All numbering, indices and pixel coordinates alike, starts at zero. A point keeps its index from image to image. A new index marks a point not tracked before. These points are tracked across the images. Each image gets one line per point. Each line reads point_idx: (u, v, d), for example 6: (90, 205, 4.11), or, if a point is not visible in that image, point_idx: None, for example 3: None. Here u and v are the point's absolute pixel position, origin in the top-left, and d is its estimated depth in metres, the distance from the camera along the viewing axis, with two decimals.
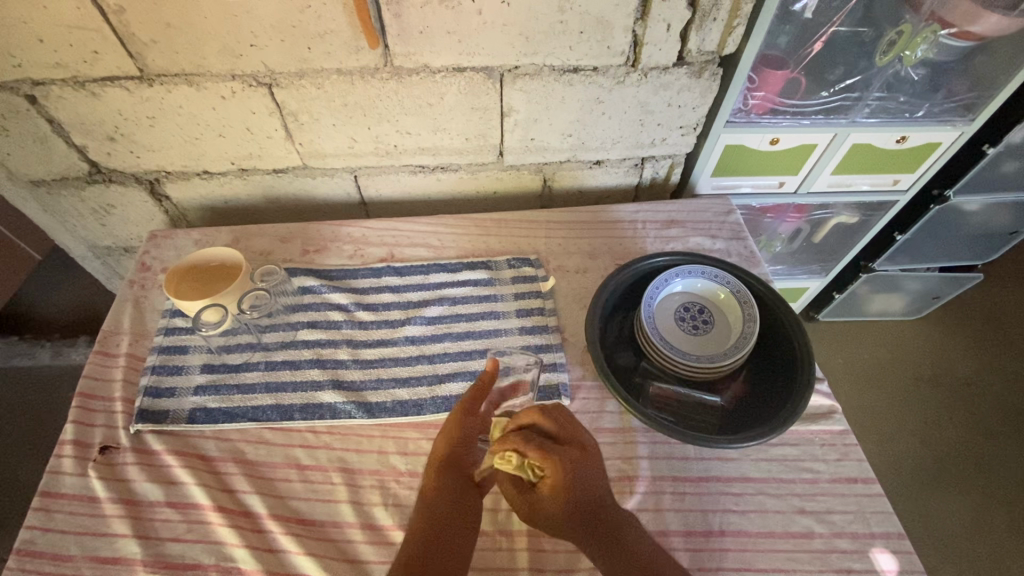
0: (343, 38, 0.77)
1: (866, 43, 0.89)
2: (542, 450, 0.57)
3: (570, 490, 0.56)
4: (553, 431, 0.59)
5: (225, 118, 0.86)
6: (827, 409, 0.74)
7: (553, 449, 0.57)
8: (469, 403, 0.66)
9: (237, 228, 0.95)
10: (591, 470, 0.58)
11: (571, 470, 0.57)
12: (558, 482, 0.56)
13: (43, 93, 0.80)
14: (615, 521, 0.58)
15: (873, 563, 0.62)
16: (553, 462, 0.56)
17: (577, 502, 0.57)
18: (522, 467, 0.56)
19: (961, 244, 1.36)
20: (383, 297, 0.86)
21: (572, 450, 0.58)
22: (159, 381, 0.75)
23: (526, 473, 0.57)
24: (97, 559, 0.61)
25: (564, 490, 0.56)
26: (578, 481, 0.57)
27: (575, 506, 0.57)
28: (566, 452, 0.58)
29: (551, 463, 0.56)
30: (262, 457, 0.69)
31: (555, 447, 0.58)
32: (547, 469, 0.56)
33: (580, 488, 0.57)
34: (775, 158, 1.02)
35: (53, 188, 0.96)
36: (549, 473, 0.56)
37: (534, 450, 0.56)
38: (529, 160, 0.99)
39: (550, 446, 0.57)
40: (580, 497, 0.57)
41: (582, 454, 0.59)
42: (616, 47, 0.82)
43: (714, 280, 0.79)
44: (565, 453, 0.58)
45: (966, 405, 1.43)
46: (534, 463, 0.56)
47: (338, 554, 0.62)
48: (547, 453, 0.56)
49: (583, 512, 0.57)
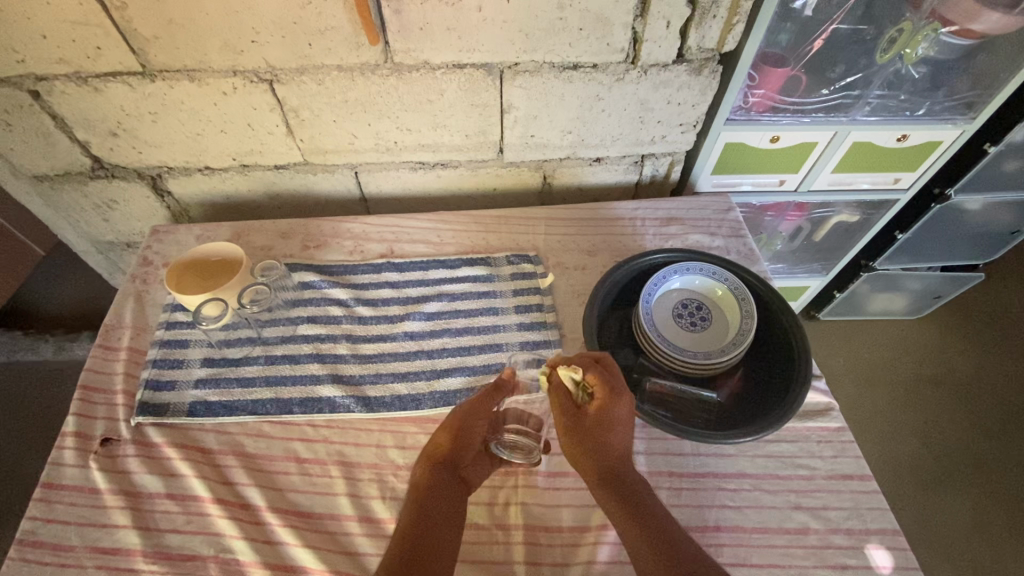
0: (344, 34, 0.77)
1: (868, 40, 0.88)
2: (600, 375, 0.61)
3: (610, 421, 0.61)
4: (612, 366, 0.64)
5: (226, 115, 0.86)
6: (825, 406, 0.74)
7: (612, 381, 0.62)
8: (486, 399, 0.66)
9: (238, 224, 0.96)
10: (632, 417, 0.62)
11: (621, 403, 0.61)
12: (603, 410, 0.61)
13: (47, 88, 0.81)
14: (633, 475, 0.61)
15: (868, 560, 0.62)
16: (606, 389, 0.61)
17: (610, 437, 0.61)
18: (579, 384, 0.62)
19: (964, 243, 1.35)
20: (382, 292, 0.86)
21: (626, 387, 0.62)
22: (160, 374, 0.75)
23: (580, 391, 0.62)
24: (98, 549, 0.61)
25: (603, 420, 0.61)
26: (618, 420, 0.61)
27: (605, 444, 0.60)
28: (621, 389, 0.62)
29: (605, 386, 0.61)
30: (262, 450, 0.70)
31: (613, 378, 0.62)
32: (600, 392, 0.61)
33: (617, 426, 0.61)
34: (775, 156, 1.02)
35: (56, 183, 0.96)
36: (599, 396, 0.61)
37: (594, 373, 0.61)
38: (529, 158, 0.99)
39: (610, 377, 0.62)
40: (613, 434, 0.61)
41: (630, 397, 0.62)
42: (616, 44, 0.82)
43: (712, 277, 0.79)
44: (619, 386, 0.62)
45: (966, 405, 1.43)
46: (589, 382, 0.62)
47: (336, 546, 0.63)
48: (603, 380, 0.61)
49: (609, 454, 0.60)
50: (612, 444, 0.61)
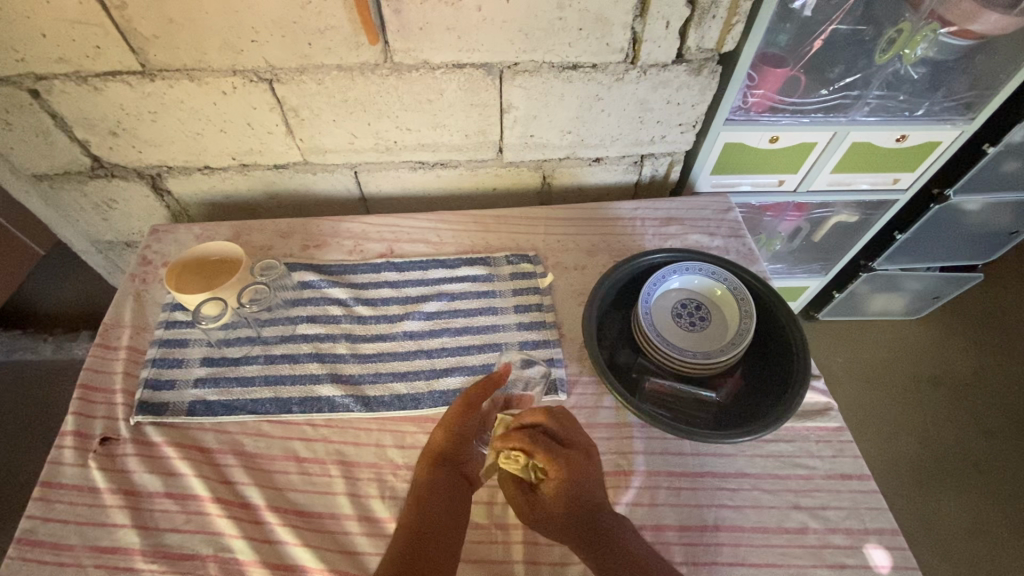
0: (344, 33, 0.77)
1: (867, 41, 0.89)
2: (547, 452, 0.60)
3: (570, 491, 0.59)
4: (562, 432, 0.63)
5: (226, 114, 0.86)
6: (823, 405, 0.75)
7: (559, 450, 0.61)
8: (474, 399, 0.67)
9: (238, 223, 0.96)
10: (596, 476, 0.61)
11: (576, 475, 0.60)
12: (558, 483, 0.59)
13: (47, 87, 0.81)
14: (612, 521, 0.59)
15: (866, 559, 0.62)
16: (558, 463, 0.59)
17: (576, 506, 0.59)
18: (526, 465, 0.60)
19: (963, 243, 1.35)
20: (381, 292, 0.86)
21: (578, 454, 0.61)
22: (159, 374, 0.75)
23: (530, 472, 0.61)
24: (97, 549, 0.61)
25: (563, 492, 0.59)
26: (579, 487, 0.59)
27: (573, 510, 0.59)
28: (572, 456, 0.60)
29: (556, 464, 0.60)
30: (261, 449, 0.70)
31: (561, 449, 0.61)
32: (551, 468, 0.60)
33: (580, 493, 0.59)
34: (775, 157, 1.02)
35: (56, 183, 0.96)
36: (552, 472, 0.60)
37: (540, 451, 0.60)
38: (529, 158, 0.99)
39: (556, 448, 0.61)
40: (578, 504, 0.59)
41: (585, 457, 0.61)
42: (616, 44, 0.82)
43: (712, 277, 0.79)
44: (568, 455, 0.60)
45: (965, 405, 1.43)
46: (538, 463, 0.60)
47: (335, 545, 0.63)
48: (552, 454, 0.60)
49: (581, 519, 0.59)
50: (580, 510, 0.59)
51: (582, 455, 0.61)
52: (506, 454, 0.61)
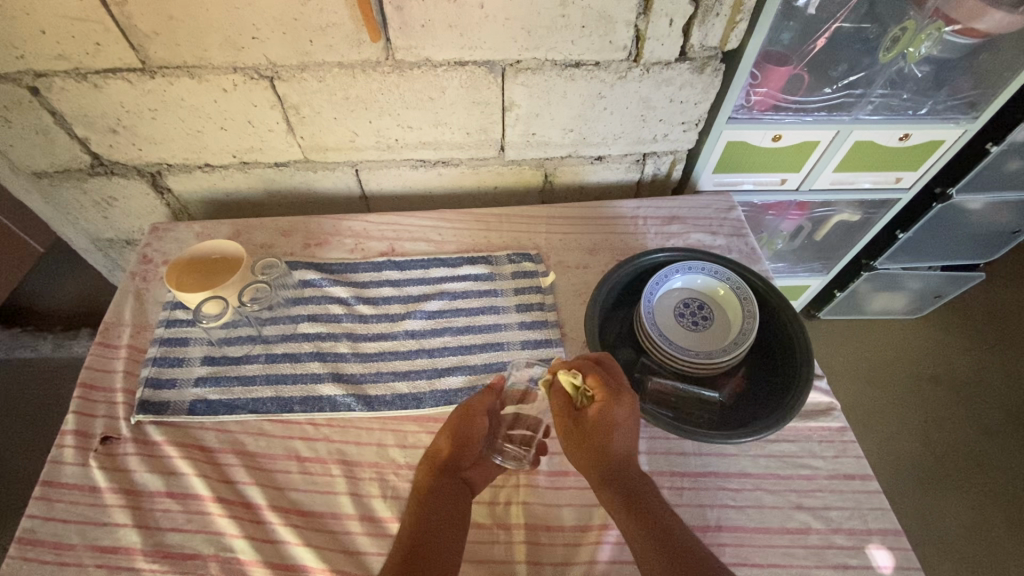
0: (345, 31, 0.77)
1: (871, 39, 0.88)
2: (599, 377, 0.64)
3: (613, 420, 0.62)
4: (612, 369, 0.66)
5: (226, 112, 0.86)
6: (826, 405, 0.74)
7: (613, 380, 0.64)
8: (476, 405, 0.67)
9: (238, 221, 0.95)
10: (635, 416, 0.64)
11: (623, 405, 0.63)
12: (604, 407, 0.62)
13: (45, 84, 0.80)
14: (639, 476, 0.61)
15: (869, 559, 0.62)
16: (606, 389, 0.63)
17: (613, 438, 0.62)
18: (579, 388, 0.64)
19: (965, 242, 1.35)
20: (382, 291, 0.86)
21: (625, 389, 0.64)
22: (159, 373, 0.75)
23: (581, 395, 0.64)
24: (98, 548, 0.61)
25: (607, 419, 0.62)
26: (622, 417, 0.62)
27: (609, 443, 0.61)
28: (620, 388, 0.64)
29: (604, 388, 0.63)
30: (262, 449, 0.70)
31: (613, 381, 0.64)
32: (601, 393, 0.63)
33: (621, 423, 0.62)
34: (777, 156, 1.02)
35: (55, 180, 0.96)
36: (599, 398, 0.63)
37: (593, 375, 0.64)
38: (531, 155, 0.99)
39: (608, 376, 0.64)
40: (617, 432, 0.62)
41: (631, 394, 0.64)
42: (618, 42, 0.81)
43: (714, 277, 0.79)
44: (618, 385, 0.64)
45: (966, 405, 1.43)
46: (589, 386, 0.64)
47: (336, 545, 0.62)
48: (604, 381, 0.63)
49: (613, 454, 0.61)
50: (616, 445, 0.61)
51: (629, 391, 0.64)
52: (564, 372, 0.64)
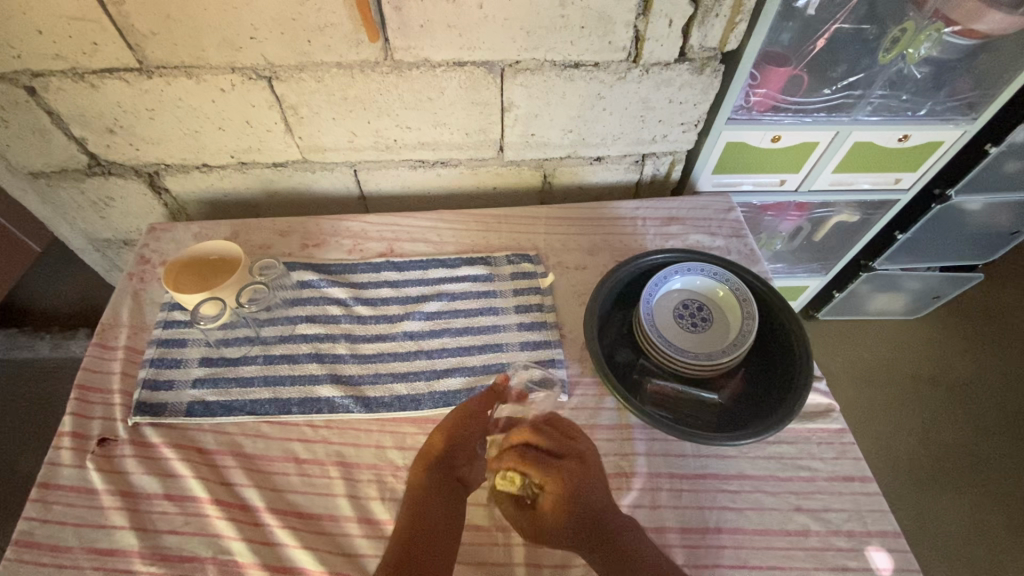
0: (344, 31, 0.76)
1: (870, 40, 0.89)
2: (541, 466, 0.62)
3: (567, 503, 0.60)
4: (558, 439, 0.64)
5: (224, 112, 0.86)
6: (826, 407, 0.74)
7: (551, 463, 0.62)
8: (475, 410, 0.67)
9: (237, 222, 0.95)
10: (595, 474, 0.62)
11: (574, 482, 0.61)
12: (555, 496, 0.60)
13: (42, 84, 0.80)
14: (616, 522, 0.61)
15: (868, 562, 0.62)
16: (550, 478, 0.61)
17: (575, 518, 0.60)
18: (522, 484, 0.62)
19: (965, 243, 1.35)
20: (381, 292, 0.86)
21: (572, 464, 0.62)
22: (157, 374, 0.75)
23: (527, 488, 0.62)
24: (95, 550, 0.61)
25: (561, 505, 0.60)
26: (578, 495, 0.61)
27: (574, 515, 0.60)
28: (564, 466, 0.62)
29: (547, 477, 0.61)
30: (260, 450, 0.69)
31: (553, 465, 0.62)
32: (546, 483, 0.61)
33: (580, 497, 0.61)
34: (776, 156, 1.02)
35: (53, 180, 0.95)
36: (548, 487, 0.61)
37: (533, 467, 0.62)
38: (530, 156, 0.98)
39: (550, 461, 0.62)
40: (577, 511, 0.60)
41: (581, 466, 0.62)
42: (618, 42, 0.81)
43: (714, 278, 0.79)
44: (560, 467, 0.62)
45: (964, 405, 1.43)
46: (533, 481, 0.62)
47: (335, 548, 0.62)
48: (544, 470, 0.61)
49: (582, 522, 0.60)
50: (582, 516, 0.60)
51: (575, 467, 0.62)
52: (500, 475, 0.62)
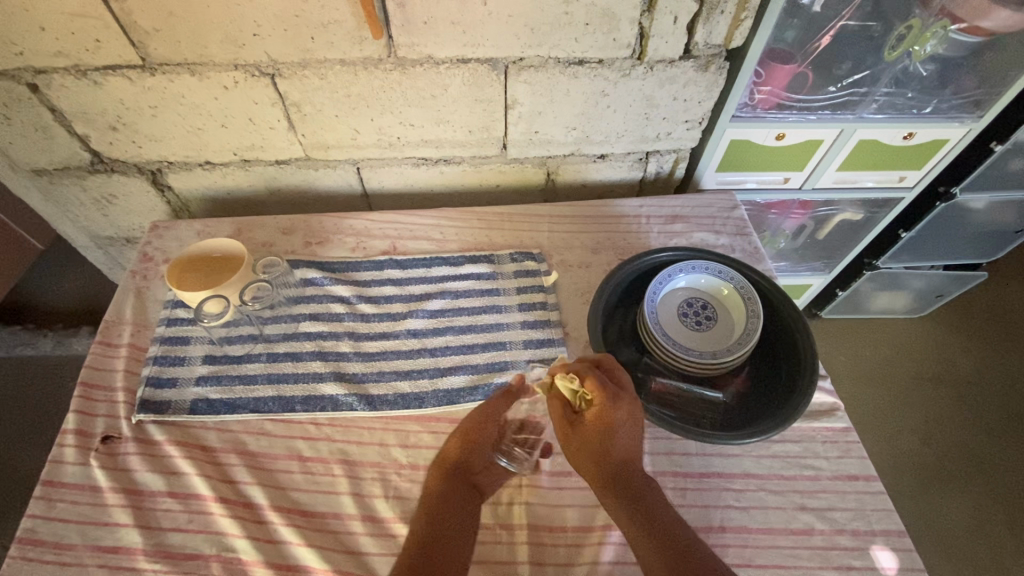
0: (347, 28, 0.76)
1: (875, 37, 0.88)
2: (597, 382, 0.63)
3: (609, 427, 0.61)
4: (612, 369, 0.66)
5: (227, 109, 0.85)
6: (830, 405, 0.74)
7: (610, 386, 0.64)
8: (493, 410, 0.67)
9: (239, 220, 0.95)
10: (637, 415, 0.63)
11: (623, 410, 0.62)
12: (600, 412, 0.62)
13: (45, 81, 0.79)
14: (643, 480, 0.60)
15: (872, 561, 0.62)
16: (602, 392, 0.62)
17: (609, 443, 0.61)
18: (576, 393, 0.64)
19: (968, 241, 1.35)
20: (384, 289, 0.86)
21: (625, 392, 0.64)
22: (160, 372, 0.75)
23: (578, 399, 0.64)
24: (99, 548, 0.61)
25: (603, 424, 0.62)
26: (620, 426, 0.62)
27: (607, 445, 0.61)
28: (619, 391, 0.63)
29: (603, 395, 0.62)
30: (264, 448, 0.69)
31: (610, 386, 0.63)
32: (596, 399, 0.62)
33: (621, 428, 0.62)
34: (780, 154, 1.02)
35: (55, 178, 0.95)
36: (596, 400, 0.62)
37: (591, 379, 0.63)
38: (533, 154, 0.98)
39: (608, 385, 0.63)
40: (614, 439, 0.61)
41: (631, 400, 0.63)
42: (623, 39, 0.81)
43: (718, 276, 0.79)
44: (618, 394, 0.63)
45: (967, 404, 1.43)
46: (587, 392, 0.63)
47: (339, 546, 0.62)
48: (600, 385, 0.63)
49: (613, 455, 0.61)
50: (615, 449, 0.61)
51: (629, 394, 0.63)
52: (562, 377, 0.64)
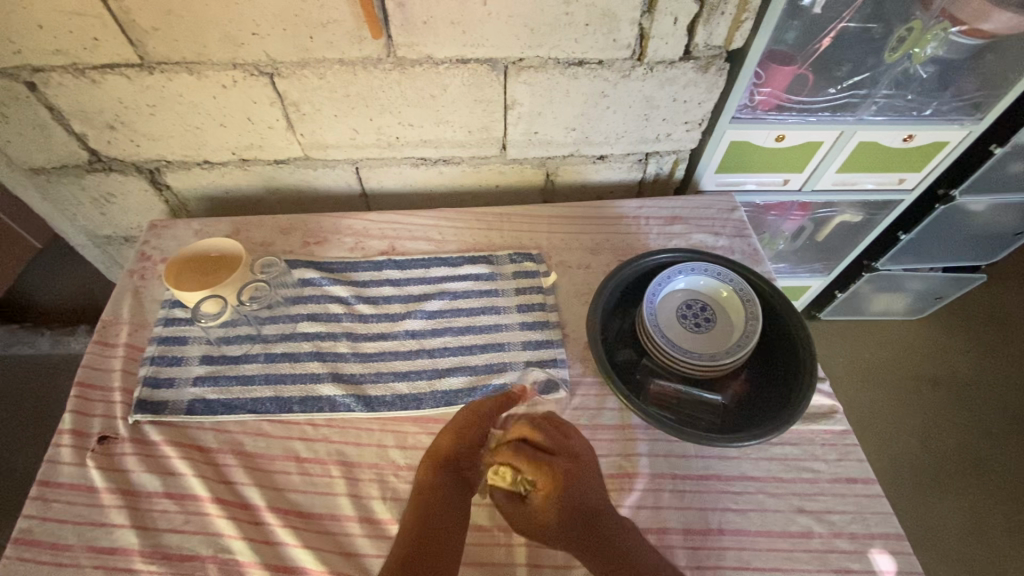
0: (347, 28, 0.76)
1: (876, 39, 0.88)
2: (531, 461, 0.62)
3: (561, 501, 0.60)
4: (549, 437, 0.64)
5: (226, 108, 0.85)
6: (829, 408, 0.74)
7: (542, 460, 0.62)
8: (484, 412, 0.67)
9: (237, 219, 0.94)
10: (587, 477, 0.62)
11: (566, 480, 0.61)
12: (546, 494, 0.60)
13: (43, 79, 0.79)
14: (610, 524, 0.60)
15: (871, 564, 0.61)
16: (541, 475, 0.61)
17: (565, 513, 0.60)
18: (515, 480, 0.62)
19: (968, 244, 1.35)
20: (383, 290, 0.86)
21: (563, 463, 0.62)
22: (158, 372, 0.74)
23: (519, 486, 0.62)
24: (95, 549, 0.61)
25: (551, 502, 0.60)
26: (570, 494, 0.61)
27: (564, 519, 0.60)
28: (554, 467, 0.61)
29: (542, 474, 0.61)
30: (261, 449, 0.69)
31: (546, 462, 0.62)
32: (538, 481, 0.61)
33: (572, 497, 0.60)
34: (780, 156, 1.01)
35: (52, 176, 0.95)
36: (540, 487, 0.61)
37: (526, 462, 0.62)
38: (533, 155, 0.98)
39: (541, 458, 0.62)
40: (568, 510, 0.60)
41: (571, 464, 0.62)
42: (622, 40, 0.81)
43: (718, 278, 0.78)
44: (556, 464, 0.62)
45: (965, 406, 1.43)
46: (527, 476, 0.62)
47: (335, 547, 0.62)
48: (536, 465, 0.61)
49: (574, 526, 0.60)
50: (574, 513, 0.60)
51: (567, 463, 0.62)
52: (495, 470, 0.63)
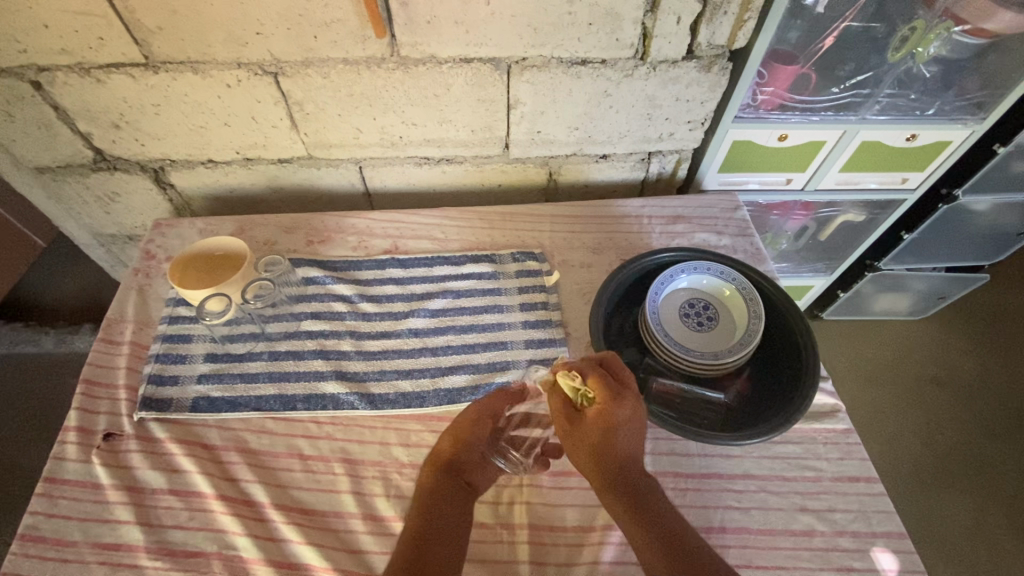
0: (350, 27, 0.76)
1: (879, 39, 0.88)
2: (601, 377, 0.62)
3: (613, 423, 0.60)
4: (618, 369, 0.64)
5: (230, 108, 0.85)
6: (831, 407, 0.74)
7: (612, 384, 0.62)
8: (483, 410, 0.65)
9: (241, 218, 0.95)
10: (640, 415, 0.61)
11: (626, 408, 0.61)
12: (604, 409, 0.60)
13: (48, 78, 0.79)
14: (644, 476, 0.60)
15: (873, 562, 0.62)
16: (605, 389, 0.61)
17: (611, 438, 0.59)
18: (578, 390, 0.62)
19: (971, 244, 1.34)
20: (386, 288, 0.86)
21: (629, 391, 0.62)
22: (162, 370, 0.75)
23: (579, 396, 0.62)
24: (101, 545, 0.61)
25: (605, 418, 0.60)
26: (623, 423, 0.60)
27: (608, 444, 0.59)
28: (623, 389, 0.62)
29: (607, 392, 0.61)
30: (265, 446, 0.69)
31: (616, 384, 0.62)
32: (600, 395, 0.61)
33: (623, 424, 0.60)
34: (783, 155, 1.01)
35: (57, 175, 0.95)
36: (598, 399, 0.61)
37: (595, 376, 0.62)
38: (536, 154, 0.98)
39: (610, 379, 0.62)
40: (615, 434, 0.60)
41: (635, 397, 0.62)
42: (625, 39, 0.81)
43: (720, 277, 0.79)
44: (623, 391, 0.62)
45: (968, 406, 1.43)
46: (589, 388, 0.62)
47: (339, 544, 0.62)
48: (605, 382, 0.62)
49: (614, 454, 0.59)
50: (619, 441, 0.59)
51: (632, 394, 0.62)
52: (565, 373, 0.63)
